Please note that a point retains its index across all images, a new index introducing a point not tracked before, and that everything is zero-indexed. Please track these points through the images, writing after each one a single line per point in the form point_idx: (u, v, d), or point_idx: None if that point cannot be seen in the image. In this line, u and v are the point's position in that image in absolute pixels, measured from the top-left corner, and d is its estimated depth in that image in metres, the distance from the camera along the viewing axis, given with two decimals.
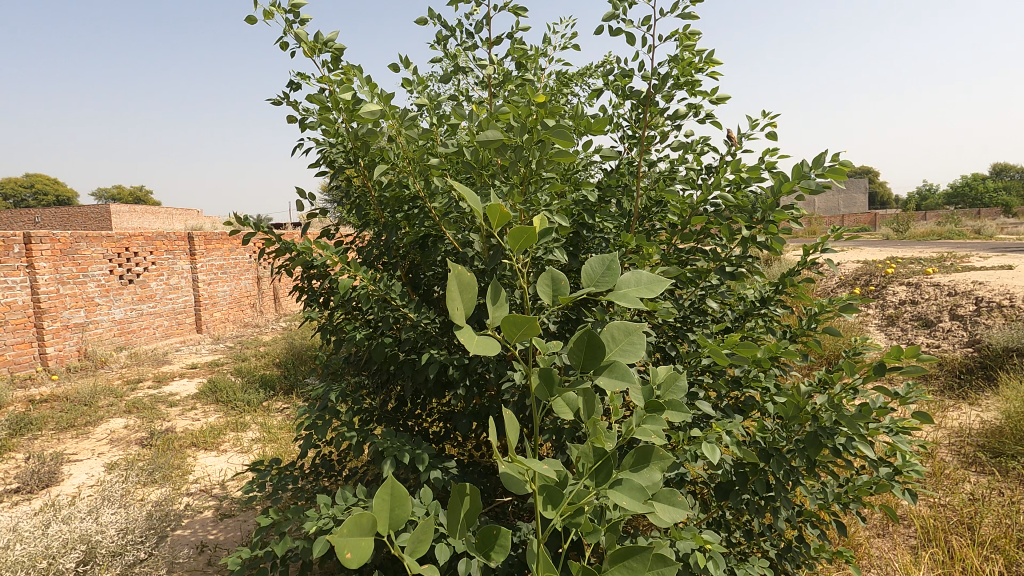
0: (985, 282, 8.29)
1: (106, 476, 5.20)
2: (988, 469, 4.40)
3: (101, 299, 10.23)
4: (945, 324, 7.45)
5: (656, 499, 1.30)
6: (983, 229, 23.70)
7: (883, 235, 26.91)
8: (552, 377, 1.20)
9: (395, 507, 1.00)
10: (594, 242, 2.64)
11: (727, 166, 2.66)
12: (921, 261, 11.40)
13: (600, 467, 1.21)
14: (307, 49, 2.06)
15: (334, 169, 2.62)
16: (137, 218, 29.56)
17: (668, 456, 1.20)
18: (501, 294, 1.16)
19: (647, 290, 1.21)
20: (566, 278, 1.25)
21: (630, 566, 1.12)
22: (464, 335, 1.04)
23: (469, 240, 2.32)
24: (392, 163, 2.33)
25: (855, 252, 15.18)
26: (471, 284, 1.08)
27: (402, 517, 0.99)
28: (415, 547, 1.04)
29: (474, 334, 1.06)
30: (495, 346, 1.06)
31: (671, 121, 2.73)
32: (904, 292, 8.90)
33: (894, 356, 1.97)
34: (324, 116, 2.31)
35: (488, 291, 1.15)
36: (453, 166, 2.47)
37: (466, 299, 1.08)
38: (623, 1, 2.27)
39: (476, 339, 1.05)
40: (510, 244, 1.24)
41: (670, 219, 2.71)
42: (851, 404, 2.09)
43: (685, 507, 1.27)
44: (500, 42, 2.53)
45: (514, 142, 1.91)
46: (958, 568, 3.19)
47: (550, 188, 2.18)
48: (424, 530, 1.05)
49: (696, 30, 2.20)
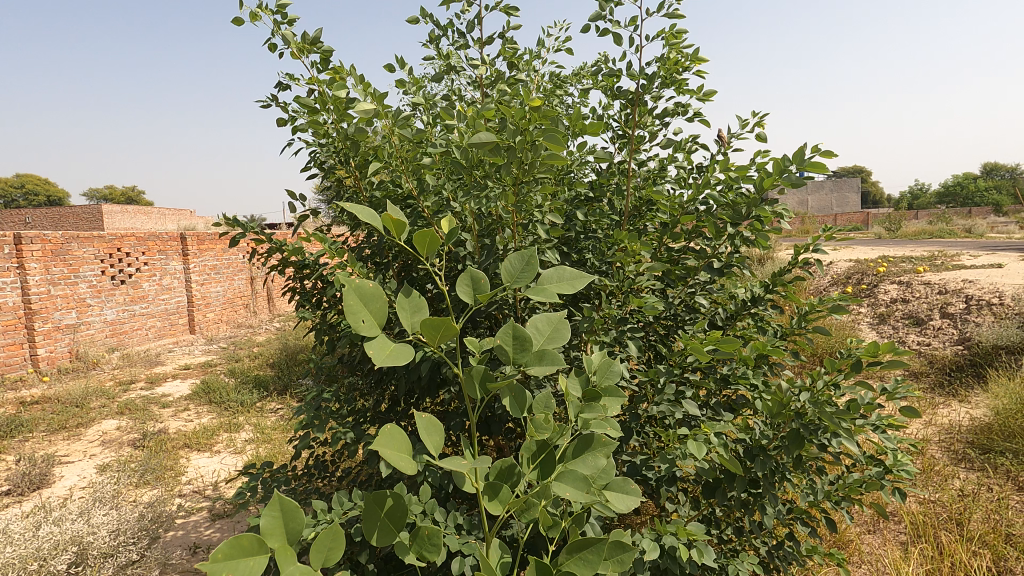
0: (975, 280, 8.36)
1: (98, 477, 5.17)
2: (977, 465, 4.45)
3: (93, 300, 10.18)
4: (936, 322, 7.51)
5: (609, 489, 1.30)
6: (973, 228, 23.92)
7: (875, 234, 27.10)
8: (484, 373, 1.18)
9: (290, 521, 0.99)
10: (585, 243, 2.66)
11: (716, 164, 2.68)
12: (912, 259, 11.51)
13: (544, 459, 1.23)
14: (296, 49, 2.06)
15: (325, 169, 2.63)
16: (128, 220, 29.41)
17: (611, 441, 1.21)
18: (414, 296, 1.17)
19: (566, 283, 1.24)
20: (484, 276, 1.24)
21: (584, 555, 1.13)
22: (375, 345, 1.07)
23: (461, 240, 2.34)
24: (384, 163, 2.33)
25: (845, 250, 15.28)
26: (378, 295, 1.10)
27: (297, 529, 0.98)
28: (328, 555, 1.01)
29: (387, 344, 1.09)
30: (409, 352, 1.08)
31: (661, 120, 2.76)
32: (895, 291, 8.97)
33: (873, 352, 2.02)
34: (314, 116, 2.31)
35: (400, 296, 1.16)
36: (445, 166, 2.48)
37: (375, 310, 1.10)
38: (608, 2, 2.28)
39: (389, 349, 1.08)
40: (418, 248, 1.22)
41: (660, 218, 2.73)
42: (837, 401, 2.11)
43: (637, 494, 1.30)
44: (490, 42, 2.54)
45: (505, 142, 1.92)
46: (947, 563, 3.22)
47: (542, 188, 2.18)
48: (333, 535, 1.01)
49: (682, 29, 2.22)
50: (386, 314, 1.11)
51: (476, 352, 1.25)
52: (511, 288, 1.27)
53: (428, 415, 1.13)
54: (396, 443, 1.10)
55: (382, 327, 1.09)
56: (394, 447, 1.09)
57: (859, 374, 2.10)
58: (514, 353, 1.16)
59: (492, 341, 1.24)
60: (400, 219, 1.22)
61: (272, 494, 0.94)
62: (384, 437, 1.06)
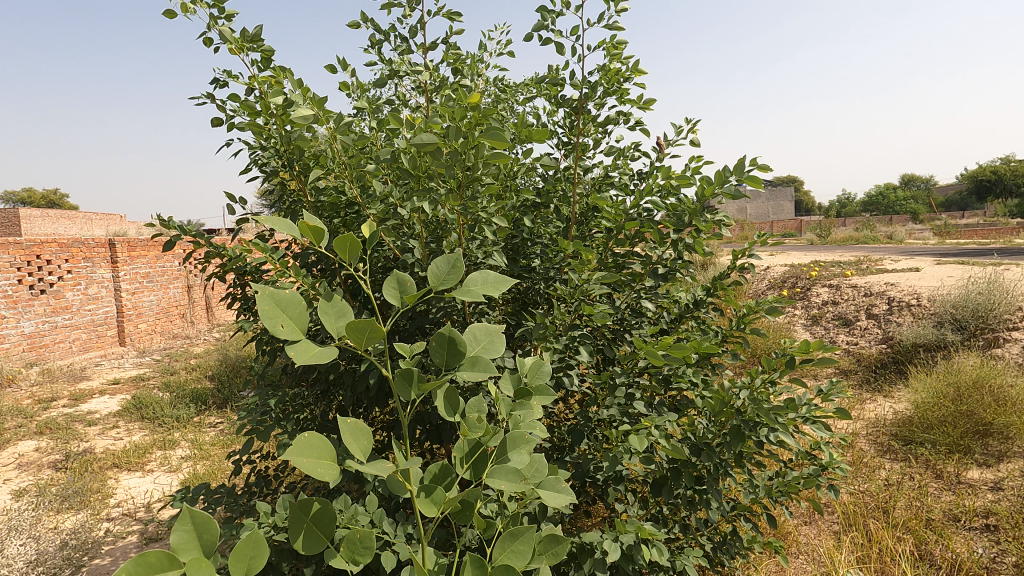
0: (896, 283, 8.98)
1: (13, 504, 4.76)
2: (901, 455, 4.76)
3: (9, 312, 9.41)
4: (862, 322, 8.02)
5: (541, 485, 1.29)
6: (894, 234, 25.69)
7: (807, 240, 28.65)
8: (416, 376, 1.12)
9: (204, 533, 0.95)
10: (533, 248, 2.68)
11: (656, 171, 2.77)
12: (841, 263, 12.24)
13: (477, 459, 1.18)
14: (233, 46, 1.99)
15: (265, 171, 2.54)
16: (49, 225, 27.42)
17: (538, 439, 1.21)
18: (335, 299, 1.14)
19: (492, 286, 1.22)
20: (410, 278, 1.23)
21: (514, 548, 1.15)
22: (297, 350, 1.05)
23: (409, 245, 2.32)
24: (328, 167, 2.27)
25: (780, 256, 16.10)
26: (296, 301, 1.08)
27: (212, 541, 0.94)
28: (250, 563, 0.97)
29: (309, 347, 1.06)
30: (332, 354, 1.07)
31: (604, 128, 2.83)
32: (826, 293, 9.52)
33: (804, 350, 2.13)
34: (253, 117, 2.23)
35: (322, 301, 1.13)
36: (391, 170, 2.45)
37: (294, 315, 1.08)
38: (551, 12, 2.33)
39: (312, 351, 1.06)
40: (339, 253, 1.22)
41: (604, 224, 2.79)
42: (775, 399, 2.21)
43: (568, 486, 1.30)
44: (435, 46, 2.53)
45: (451, 146, 1.92)
46: (875, 549, 3.43)
47: (489, 193, 2.19)
48: (254, 542, 0.96)
49: (622, 40, 2.29)
50: (307, 321, 1.09)
51: (407, 356, 1.18)
52: (438, 292, 1.21)
53: (352, 418, 1.09)
54: (317, 451, 1.08)
55: (303, 332, 1.08)
56: (315, 455, 1.07)
57: (794, 371, 2.20)
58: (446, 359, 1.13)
59: (423, 344, 1.18)
60: (318, 226, 1.22)
61: (181, 506, 0.91)
62: (301, 444, 1.04)
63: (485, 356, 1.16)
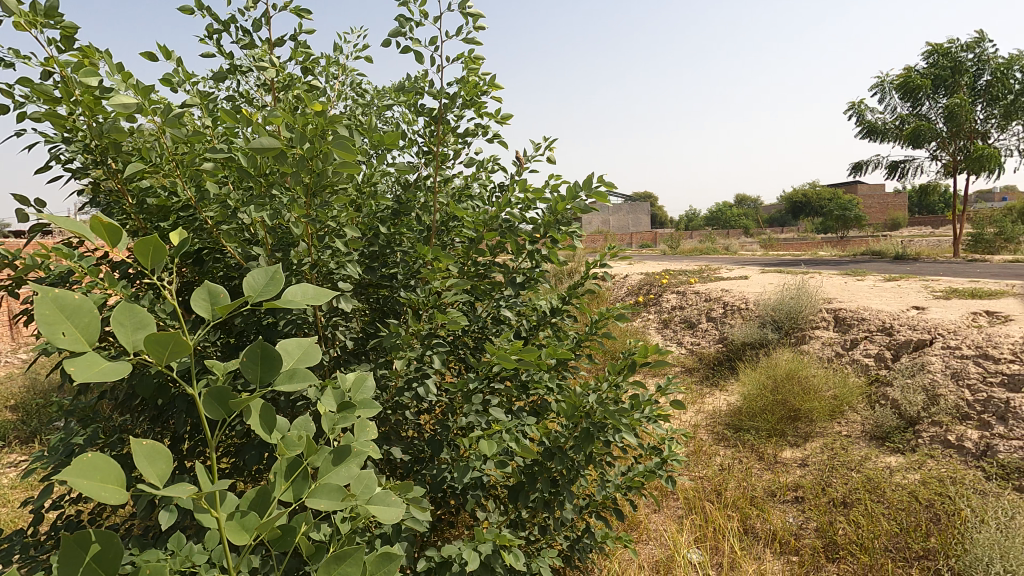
0: (730, 289, 10.19)
1: None
2: (732, 442, 5.40)
3: None
4: (703, 325, 9.00)
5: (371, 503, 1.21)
6: (730, 246, 29.24)
7: (660, 250, 31.54)
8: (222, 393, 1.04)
9: None
10: (392, 256, 2.63)
11: (515, 184, 2.86)
12: (686, 272, 13.63)
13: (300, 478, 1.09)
14: (20, 20, 1.69)
15: (71, 167, 2.20)
16: None
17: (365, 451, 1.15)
18: (133, 310, 1.01)
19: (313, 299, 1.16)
20: (224, 289, 1.13)
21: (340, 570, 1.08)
22: (79, 363, 0.90)
23: (253, 253, 2.15)
24: (152, 166, 2.03)
25: (637, 266, 17.54)
26: (88, 309, 0.94)
27: None
28: None
29: (97, 361, 0.93)
30: (125, 369, 0.94)
31: (464, 139, 2.88)
32: (674, 299, 10.54)
33: (643, 353, 2.33)
34: (52, 105, 1.92)
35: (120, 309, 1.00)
36: (231, 172, 2.25)
37: (81, 325, 0.93)
38: (409, 21, 2.31)
39: (99, 366, 0.93)
40: (141, 259, 1.10)
41: (465, 233, 2.82)
42: (620, 401, 2.37)
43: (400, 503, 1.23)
44: (283, 43, 2.39)
45: (294, 151, 1.82)
46: (710, 529, 3.84)
47: (341, 201, 2.10)
48: None
49: (478, 55, 2.35)
50: (97, 333, 0.95)
51: (218, 374, 1.10)
52: (254, 304, 1.12)
53: (149, 440, 0.98)
54: (102, 474, 0.93)
55: (92, 344, 0.94)
56: (99, 479, 0.92)
57: (635, 373, 2.39)
58: (260, 373, 1.04)
59: (237, 359, 1.10)
60: (114, 223, 1.08)
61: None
62: (81, 464, 0.89)
63: (302, 368, 1.12)
